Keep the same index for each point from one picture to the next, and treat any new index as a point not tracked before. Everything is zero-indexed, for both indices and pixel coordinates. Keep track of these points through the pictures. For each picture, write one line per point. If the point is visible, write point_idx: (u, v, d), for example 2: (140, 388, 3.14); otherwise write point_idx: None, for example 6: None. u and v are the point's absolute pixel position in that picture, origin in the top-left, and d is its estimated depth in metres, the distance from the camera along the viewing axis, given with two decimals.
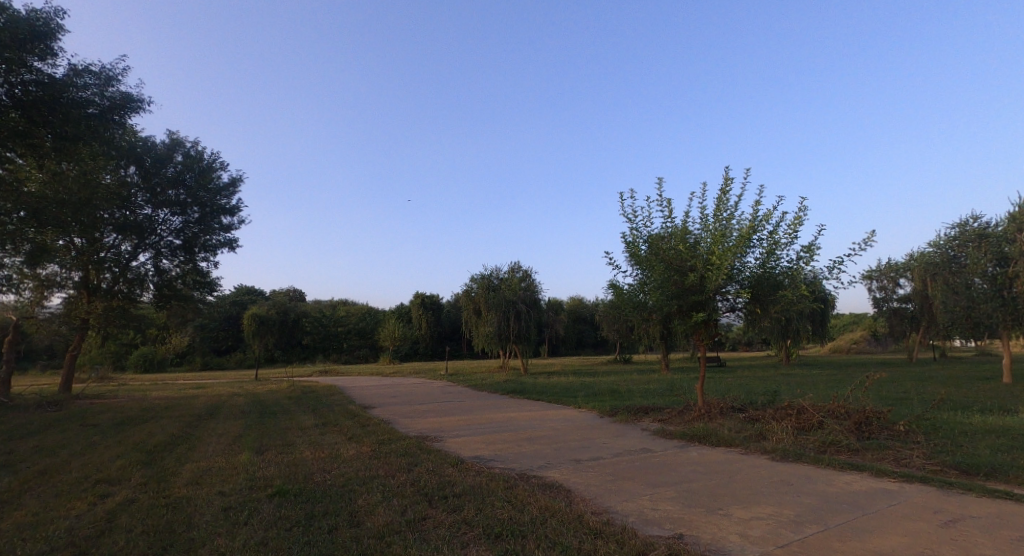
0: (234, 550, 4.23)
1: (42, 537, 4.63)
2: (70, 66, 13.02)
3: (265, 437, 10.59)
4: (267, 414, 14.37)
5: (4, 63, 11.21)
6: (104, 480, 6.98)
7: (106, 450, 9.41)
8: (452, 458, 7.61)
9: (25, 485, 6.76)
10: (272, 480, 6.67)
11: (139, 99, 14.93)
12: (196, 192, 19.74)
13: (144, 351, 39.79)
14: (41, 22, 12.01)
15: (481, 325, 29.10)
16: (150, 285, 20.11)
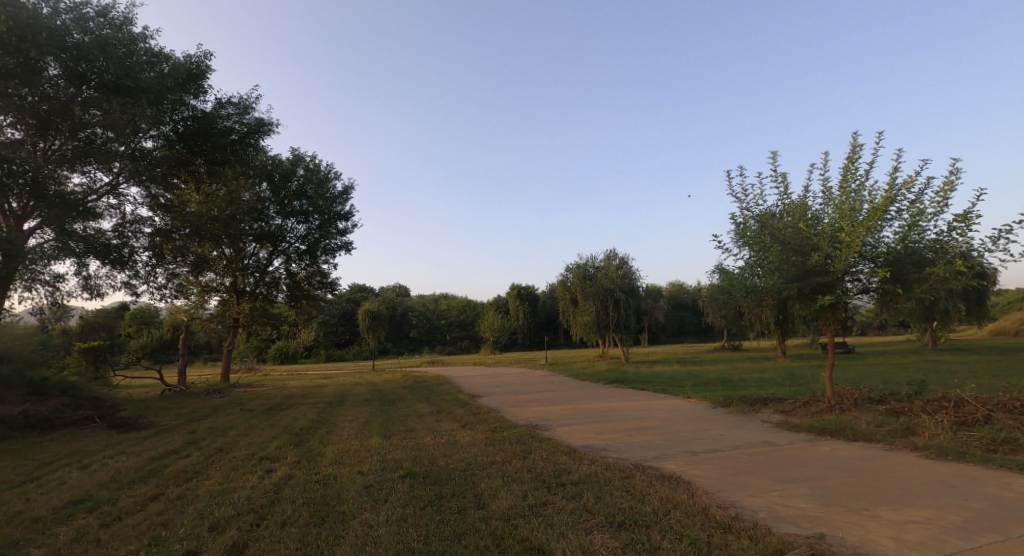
0: (380, 524, 4.71)
1: (230, 503, 5.53)
2: (217, 99, 15.12)
3: (389, 423, 11.55)
4: (387, 402, 15.62)
5: (171, 104, 13.30)
6: (266, 457, 8.14)
7: (263, 432, 10.90)
8: (564, 447, 7.76)
9: (209, 460, 8.06)
10: (401, 462, 7.33)
11: (270, 122, 16.93)
12: (316, 201, 21.91)
13: (280, 345, 45.02)
14: (194, 65, 13.99)
15: (578, 315, 28.93)
16: (284, 286, 22.62)
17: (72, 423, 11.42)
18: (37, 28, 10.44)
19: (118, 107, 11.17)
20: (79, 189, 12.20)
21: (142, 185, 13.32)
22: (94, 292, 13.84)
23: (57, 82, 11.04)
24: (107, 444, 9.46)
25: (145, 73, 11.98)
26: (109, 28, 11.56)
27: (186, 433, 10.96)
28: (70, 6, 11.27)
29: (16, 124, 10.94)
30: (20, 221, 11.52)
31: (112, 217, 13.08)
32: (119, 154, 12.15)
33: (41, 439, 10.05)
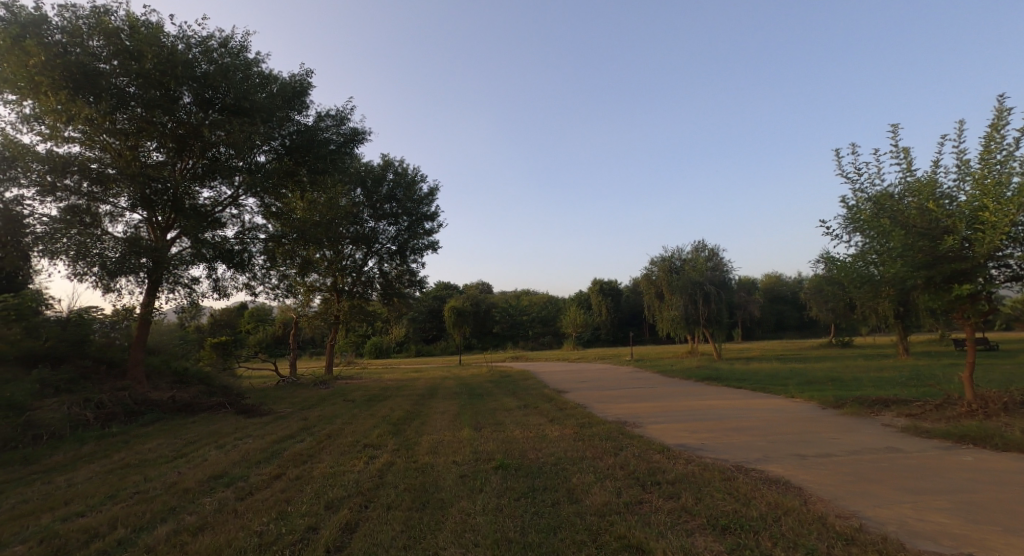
0: (477, 513, 4.86)
1: (341, 485, 5.99)
2: (318, 114, 16.46)
3: (479, 416, 11.88)
4: (476, 396, 16.09)
5: (281, 121, 14.64)
6: (369, 445, 8.73)
7: (365, 421, 11.69)
8: (657, 445, 7.53)
9: (320, 445, 8.78)
10: (493, 454, 7.51)
11: (363, 131, 18.13)
12: (405, 204, 23.10)
13: (375, 340, 48.02)
14: (298, 83, 15.25)
15: (665, 310, 27.89)
16: (377, 285, 23.98)
17: (208, 408, 12.97)
18: (174, 62, 11.98)
19: (237, 127, 12.54)
20: (208, 202, 13.76)
21: (258, 196, 14.77)
22: (222, 293, 15.59)
23: (189, 108, 12.55)
24: (236, 428, 10.65)
25: (257, 94, 13.36)
26: (229, 56, 13.00)
27: (299, 420, 12.03)
28: (198, 41, 12.80)
29: (159, 148, 12.52)
30: (163, 233, 13.22)
31: (234, 226, 14.63)
32: (239, 168, 13.55)
33: (184, 421, 11.54)
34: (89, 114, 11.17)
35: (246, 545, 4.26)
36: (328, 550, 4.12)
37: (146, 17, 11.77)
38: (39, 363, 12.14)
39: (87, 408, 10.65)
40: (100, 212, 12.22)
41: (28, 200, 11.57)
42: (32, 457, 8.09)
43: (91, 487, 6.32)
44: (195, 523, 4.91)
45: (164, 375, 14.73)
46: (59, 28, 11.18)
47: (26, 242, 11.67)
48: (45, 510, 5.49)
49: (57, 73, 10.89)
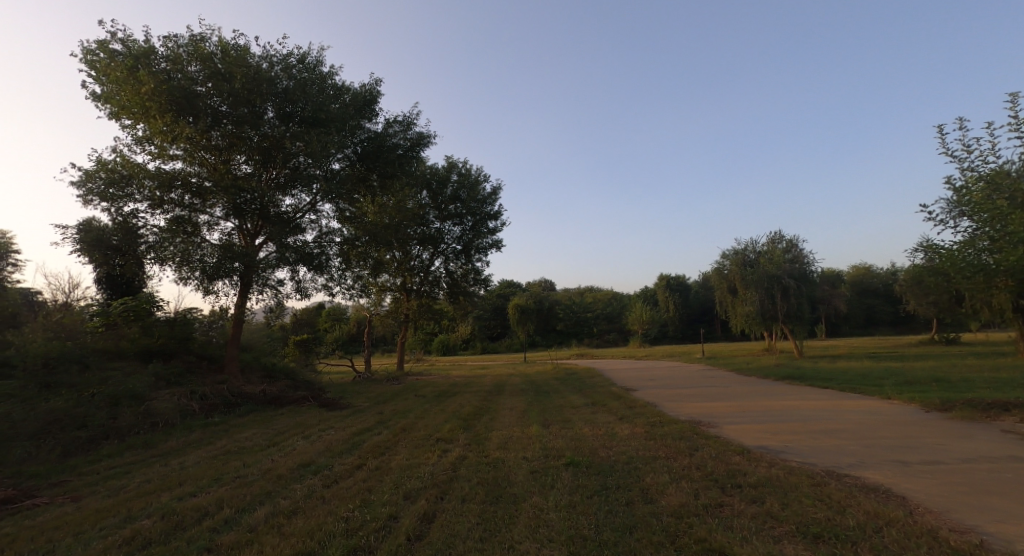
0: (551, 509, 4.86)
1: (417, 477, 6.22)
2: (386, 120, 17.17)
3: (547, 413, 11.90)
4: (542, 393, 16.12)
5: (353, 129, 15.40)
6: (441, 439, 8.99)
7: (437, 416, 12.05)
8: (736, 446, 7.18)
9: (396, 438, 9.16)
10: (563, 451, 7.48)
11: (429, 134, 18.72)
12: (469, 204, 23.57)
13: (443, 338, 49.36)
14: (367, 92, 15.94)
15: (739, 305, 26.58)
16: (444, 284, 24.57)
17: (294, 401, 13.91)
18: (259, 80, 12.95)
19: (314, 137, 13.34)
20: (290, 209, 14.72)
21: (334, 202, 15.61)
22: (304, 294, 16.62)
23: (272, 122, 13.50)
24: (319, 420, 11.34)
25: (331, 104, 14.15)
26: (307, 71, 13.84)
27: (375, 413, 12.61)
28: (280, 59, 13.74)
29: (247, 160, 13.55)
30: (252, 239, 14.31)
31: (313, 231, 15.55)
32: (316, 176, 14.40)
33: (274, 413, 12.44)
34: (189, 133, 12.31)
35: (335, 530, 4.53)
36: (409, 538, 4.29)
37: (235, 40, 12.80)
38: (153, 358, 13.56)
39: (192, 399, 11.76)
40: (200, 222, 13.43)
41: (141, 213, 12.90)
42: (150, 441, 9.07)
43: (199, 470, 6.97)
44: (288, 507, 5.29)
45: (254, 370, 15.97)
46: (164, 57, 12.43)
47: (140, 250, 13.05)
48: (163, 489, 6.14)
49: (162, 97, 12.05)
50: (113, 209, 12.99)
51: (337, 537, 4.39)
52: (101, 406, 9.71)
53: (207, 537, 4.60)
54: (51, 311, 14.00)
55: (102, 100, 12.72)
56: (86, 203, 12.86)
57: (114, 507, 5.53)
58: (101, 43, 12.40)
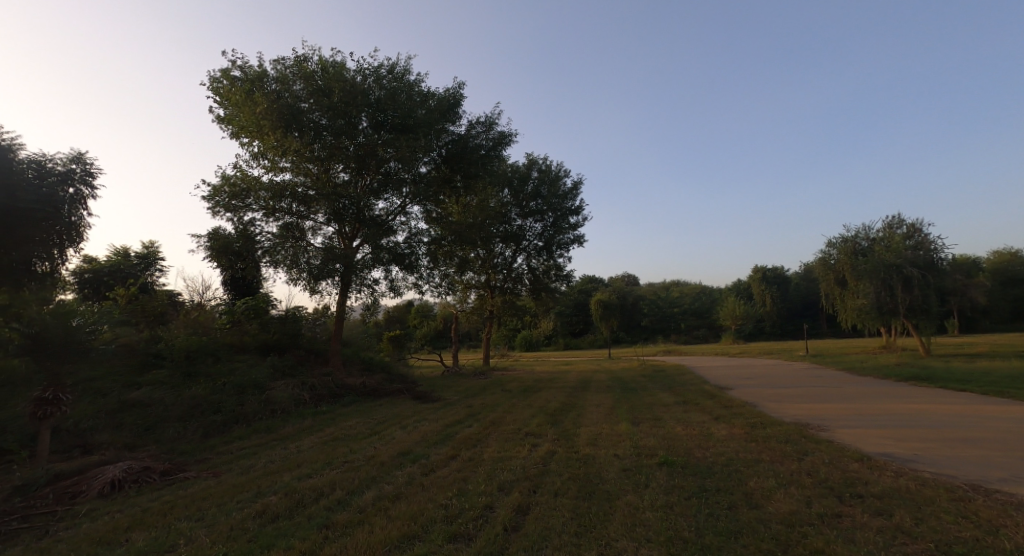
0: (647, 508, 4.75)
1: (509, 469, 6.35)
2: (468, 122, 17.69)
3: (636, 411, 11.60)
4: (630, 390, 15.74)
5: (439, 132, 16.02)
6: (530, 433, 9.09)
7: (525, 410, 12.20)
8: (853, 453, 6.55)
9: (487, 431, 9.40)
10: (655, 450, 7.25)
11: (510, 133, 19.03)
12: (550, 200, 23.62)
13: (525, 335, 49.68)
14: (451, 96, 16.45)
15: (849, 298, 24.48)
16: (526, 281, 24.72)
17: (390, 393, 14.76)
18: (354, 93, 13.89)
19: (404, 143, 14.06)
20: (383, 212, 15.63)
21: (422, 204, 16.35)
22: (396, 292, 17.53)
23: (366, 132, 14.41)
24: (414, 411, 11.93)
25: (418, 110, 14.82)
26: (396, 80, 14.60)
27: (465, 407, 13.03)
28: (372, 71, 14.62)
29: (344, 169, 14.57)
30: (350, 241, 15.34)
31: (404, 232, 16.34)
32: (406, 180, 15.21)
33: (374, 404, 13.28)
34: (296, 146, 13.48)
35: (436, 516, 4.75)
36: (506, 528, 4.40)
37: (333, 58, 13.81)
38: (270, 352, 15.02)
39: (303, 389, 12.87)
40: (306, 228, 14.64)
41: (257, 221, 14.32)
42: (270, 426, 10.06)
43: (313, 454, 7.62)
44: (392, 491, 5.63)
45: (354, 363, 17.14)
46: (274, 78, 13.68)
47: (258, 255, 14.51)
48: (284, 470, 6.79)
49: (273, 116, 13.29)
50: (235, 218, 14.53)
51: (439, 523, 4.61)
52: (230, 394, 10.92)
53: (324, 515, 5.02)
54: (189, 310, 15.99)
55: (225, 122, 14.27)
56: (215, 215, 14.49)
57: (245, 484, 6.20)
58: (224, 71, 13.92)
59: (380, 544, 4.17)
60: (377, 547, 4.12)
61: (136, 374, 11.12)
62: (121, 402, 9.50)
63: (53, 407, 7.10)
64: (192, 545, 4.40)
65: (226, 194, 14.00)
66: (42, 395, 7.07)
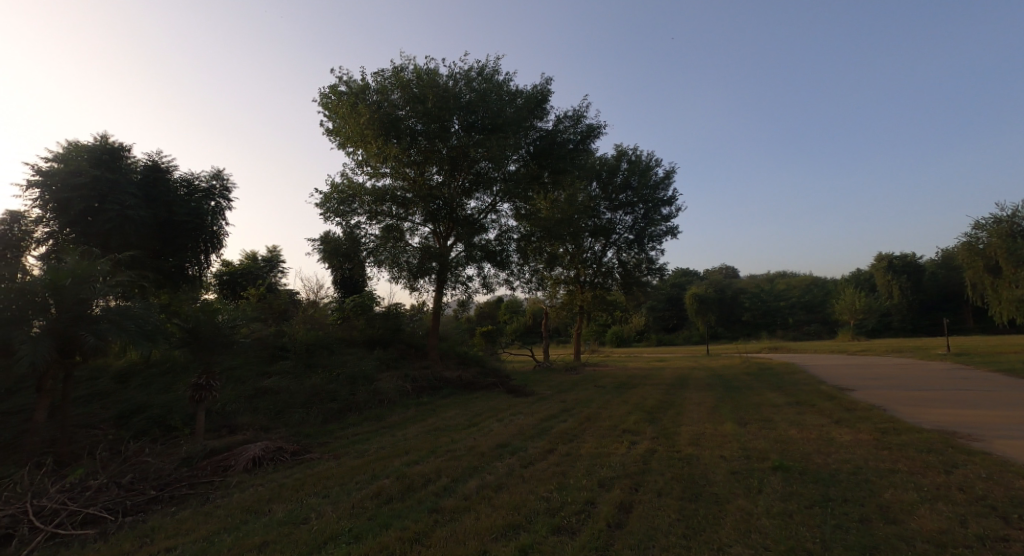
0: (762, 514, 4.46)
1: (609, 466, 6.28)
2: (556, 117, 17.69)
3: (741, 411, 10.90)
4: (733, 388, 14.83)
5: (527, 130, 16.19)
6: (628, 430, 8.91)
7: (620, 407, 11.97)
8: (1017, 468, 5.64)
9: (583, 426, 9.35)
10: (767, 453, 6.78)
11: (597, 125, 18.81)
12: (641, 191, 22.93)
13: (616, 329, 48.42)
14: (539, 92, 16.49)
15: (1003, 288, 21.25)
16: (617, 275, 24.14)
17: (485, 386, 15.21)
18: (447, 97, 14.44)
19: (493, 143, 14.40)
20: (475, 211, 16.10)
21: (511, 201, 16.59)
22: (488, 288, 17.98)
23: (458, 134, 14.94)
24: (509, 405, 12.18)
25: (507, 110, 15.07)
26: (486, 81, 14.95)
27: (558, 401, 13.07)
28: (463, 74, 15.09)
29: (438, 171, 15.20)
30: (445, 240, 15.96)
31: (494, 230, 16.70)
32: (496, 179, 15.55)
33: (470, 396, 13.77)
34: (395, 152, 14.26)
35: (538, 508, 4.83)
36: (610, 524, 4.36)
37: (427, 65, 14.44)
38: (375, 346, 16.13)
39: (406, 381, 13.67)
40: (405, 229, 15.45)
41: (362, 224, 15.35)
42: (379, 414, 10.82)
43: (418, 442, 8.07)
44: (494, 481, 5.81)
45: (451, 357, 17.86)
46: (375, 90, 14.59)
47: (363, 255, 15.58)
48: (395, 456, 7.28)
49: (374, 125, 14.20)
50: (343, 222, 15.72)
51: (541, 515, 4.68)
52: (344, 384, 11.89)
53: (433, 500, 5.30)
54: (306, 307, 17.63)
55: (333, 134, 15.47)
56: (326, 220, 15.75)
57: (361, 467, 6.74)
58: (332, 87, 15.09)
59: (487, 531, 4.33)
60: (484, 534, 4.28)
61: (266, 364, 12.51)
62: (255, 389, 10.73)
63: (206, 392, 8.21)
64: (321, 519, 4.88)
65: (335, 201, 15.18)
66: (198, 381, 8.20)
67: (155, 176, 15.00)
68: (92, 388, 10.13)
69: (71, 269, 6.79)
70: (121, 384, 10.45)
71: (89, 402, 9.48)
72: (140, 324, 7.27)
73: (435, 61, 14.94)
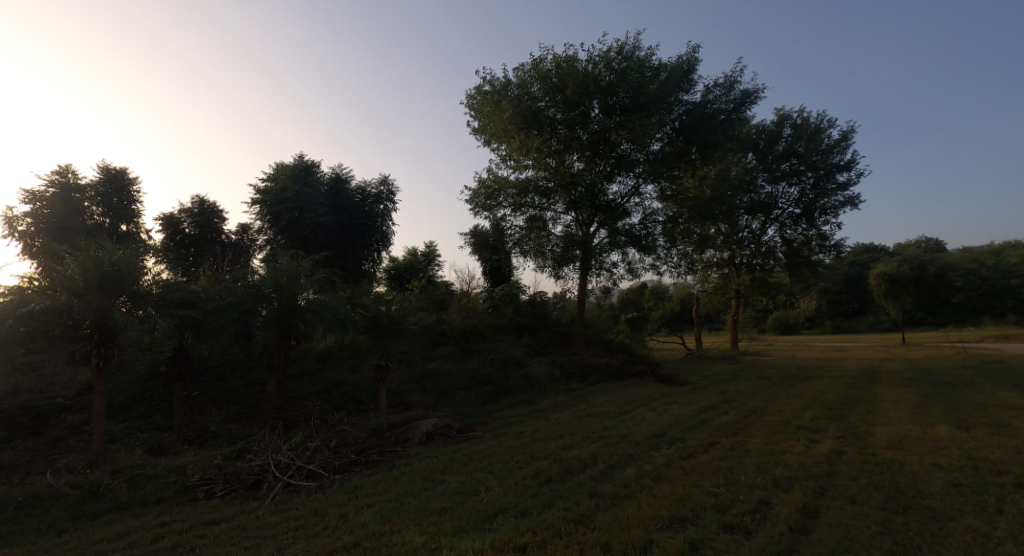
0: (1002, 540, 3.65)
1: (784, 465, 5.70)
2: (705, 87, 16.49)
3: (958, 412, 8.99)
4: (944, 385, 12.31)
5: (671, 105, 15.34)
6: (804, 427, 7.97)
7: (791, 401, 10.74)
8: None
9: (748, 420, 8.62)
10: (1004, 466, 5.51)
11: (754, 90, 17.04)
12: (810, 158, 20.18)
13: (780, 315, 43.45)
14: (684, 63, 15.45)
15: None
16: (781, 255, 21.55)
17: (634, 374, 14.86)
18: (587, 82, 14.27)
19: (636, 123, 14.03)
20: (617, 195, 15.76)
21: (656, 182, 15.84)
22: (633, 274, 17.44)
23: (599, 118, 14.75)
24: (662, 394, 11.73)
25: (650, 86, 14.39)
26: (626, 60, 14.46)
27: (717, 392, 12.18)
28: (601, 56, 14.77)
29: (579, 158, 15.16)
30: (588, 228, 15.86)
31: (638, 213, 16.14)
32: (639, 160, 14.98)
33: (620, 384, 13.58)
34: (536, 144, 14.53)
35: (705, 502, 4.60)
36: (792, 529, 3.96)
37: (566, 53, 14.42)
38: (524, 332, 16.77)
39: (555, 367, 13.98)
40: (547, 218, 15.73)
41: (507, 216, 15.96)
42: (532, 398, 11.25)
43: (571, 427, 8.22)
44: (653, 471, 5.66)
45: (597, 344, 17.76)
46: (516, 84, 15.01)
47: (509, 246, 16.22)
48: (550, 439, 7.52)
49: (516, 119, 14.65)
50: (490, 216, 16.53)
51: (709, 510, 4.45)
52: (498, 369, 12.62)
53: (592, 484, 5.37)
54: (461, 297, 19.00)
55: (479, 132, 16.31)
56: (475, 214, 16.71)
57: (521, 447, 7.09)
58: (477, 88, 15.90)
59: (651, 521, 4.25)
60: (649, 523, 4.20)
61: (431, 349, 13.82)
62: (424, 372, 11.94)
63: (386, 373, 9.35)
64: (490, 492, 5.25)
65: (482, 196, 16.01)
66: (379, 362, 9.38)
67: (337, 186, 17.43)
68: (303, 366, 12.25)
69: (286, 268, 8.22)
70: (322, 363, 12.44)
71: (301, 378, 11.47)
72: (335, 313, 8.54)
73: (574, 47, 14.86)
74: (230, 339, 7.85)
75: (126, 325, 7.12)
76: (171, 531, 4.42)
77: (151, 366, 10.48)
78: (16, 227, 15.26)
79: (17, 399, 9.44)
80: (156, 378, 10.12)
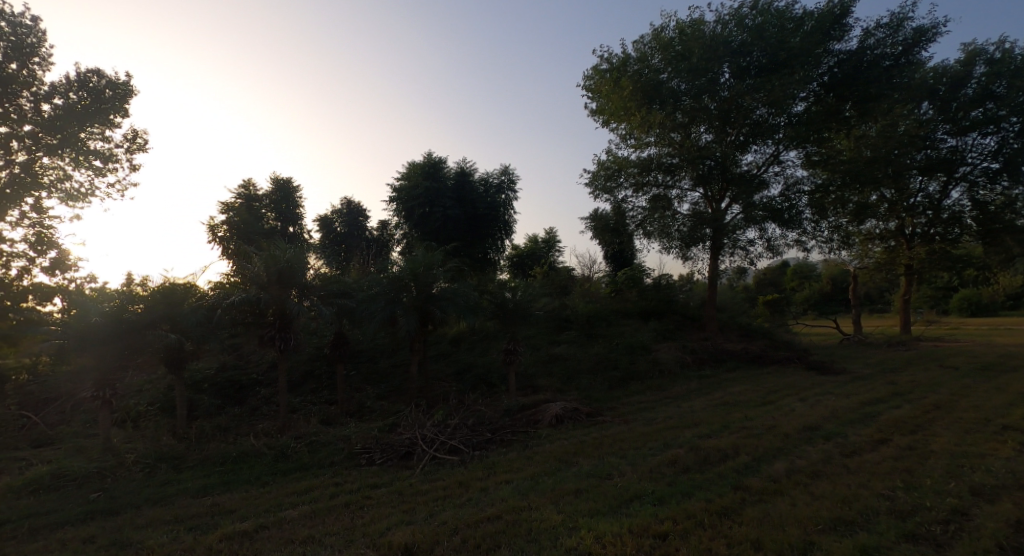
0: None
1: (984, 470, 4.78)
2: (863, 30, 14.21)
3: None
4: None
5: (820, 58, 13.53)
6: (1011, 427, 6.59)
7: (988, 395, 8.93)
8: None
9: (928, 416, 7.37)
10: None
11: (931, 25, 14.28)
12: (1014, 99, 16.37)
13: (968, 294, 36.25)
14: (835, 6, 13.47)
15: None
16: (971, 221, 17.90)
17: (778, 361, 13.54)
18: (715, 45, 13.13)
19: (775, 84, 12.61)
20: (753, 166, 14.38)
21: (800, 147, 14.09)
22: (774, 251, 15.81)
23: (729, 83, 13.50)
24: (814, 384, 10.52)
25: (792, 39, 12.84)
26: (761, 14, 13.08)
27: (885, 383, 10.59)
28: (732, 14, 13.51)
29: (707, 129, 13.94)
30: (718, 204, 14.72)
31: (779, 183, 14.54)
32: (780, 125, 13.40)
33: (762, 371, 12.48)
34: (659, 119, 13.71)
35: (877, 506, 4.05)
36: (1002, 547, 3.31)
37: (690, 17, 13.41)
38: (651, 317, 16.18)
39: (686, 352, 13.28)
40: (672, 197, 14.92)
41: (628, 198, 15.43)
42: (662, 384, 10.83)
43: (707, 416, 7.75)
44: (808, 467, 5.13)
45: (733, 328, 16.49)
46: (635, 59, 14.33)
47: (632, 228, 15.69)
48: (684, 427, 7.18)
49: (637, 95, 14.04)
50: (611, 198, 16.09)
51: (884, 515, 3.90)
52: (625, 354, 12.36)
53: (735, 476, 5.02)
54: (584, 282, 18.90)
55: (597, 113, 15.92)
56: (596, 197, 16.36)
57: (653, 434, 6.89)
58: (594, 68, 15.49)
59: (811, 522, 3.84)
60: (808, 524, 3.81)
61: (556, 333, 13.99)
62: (551, 356, 12.12)
63: (515, 356, 9.66)
64: (624, 477, 5.18)
65: (602, 178, 15.62)
66: (508, 346, 9.72)
67: (463, 179, 18.29)
68: (439, 350, 13.19)
69: (422, 259, 8.91)
70: (455, 347, 13.28)
71: (438, 360, 12.37)
72: (467, 300, 9.02)
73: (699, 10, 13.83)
74: (379, 325, 8.72)
75: (299, 313, 8.28)
76: (344, 490, 5.08)
77: (318, 348, 12.09)
78: (216, 233, 18.48)
79: (224, 374, 11.55)
80: (321, 358, 11.64)
